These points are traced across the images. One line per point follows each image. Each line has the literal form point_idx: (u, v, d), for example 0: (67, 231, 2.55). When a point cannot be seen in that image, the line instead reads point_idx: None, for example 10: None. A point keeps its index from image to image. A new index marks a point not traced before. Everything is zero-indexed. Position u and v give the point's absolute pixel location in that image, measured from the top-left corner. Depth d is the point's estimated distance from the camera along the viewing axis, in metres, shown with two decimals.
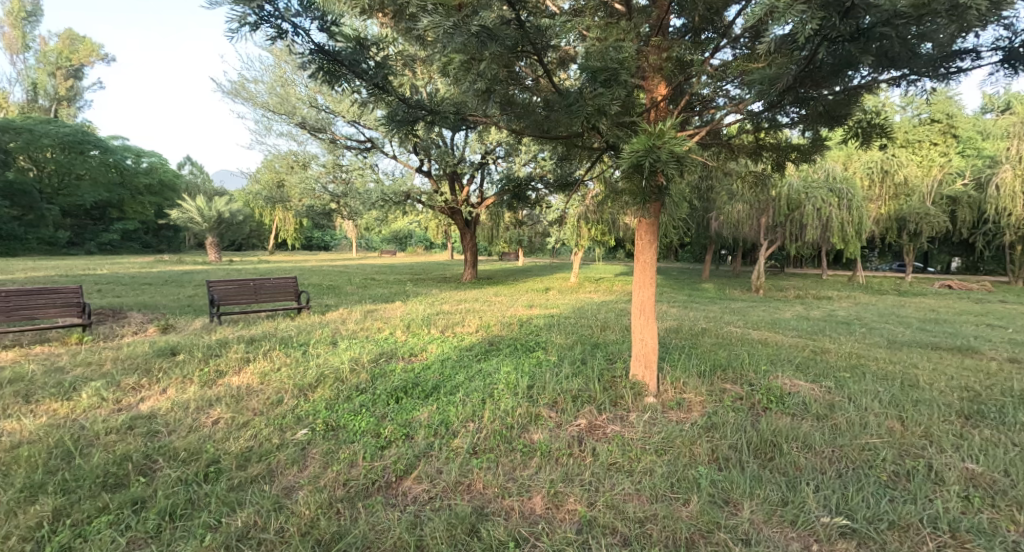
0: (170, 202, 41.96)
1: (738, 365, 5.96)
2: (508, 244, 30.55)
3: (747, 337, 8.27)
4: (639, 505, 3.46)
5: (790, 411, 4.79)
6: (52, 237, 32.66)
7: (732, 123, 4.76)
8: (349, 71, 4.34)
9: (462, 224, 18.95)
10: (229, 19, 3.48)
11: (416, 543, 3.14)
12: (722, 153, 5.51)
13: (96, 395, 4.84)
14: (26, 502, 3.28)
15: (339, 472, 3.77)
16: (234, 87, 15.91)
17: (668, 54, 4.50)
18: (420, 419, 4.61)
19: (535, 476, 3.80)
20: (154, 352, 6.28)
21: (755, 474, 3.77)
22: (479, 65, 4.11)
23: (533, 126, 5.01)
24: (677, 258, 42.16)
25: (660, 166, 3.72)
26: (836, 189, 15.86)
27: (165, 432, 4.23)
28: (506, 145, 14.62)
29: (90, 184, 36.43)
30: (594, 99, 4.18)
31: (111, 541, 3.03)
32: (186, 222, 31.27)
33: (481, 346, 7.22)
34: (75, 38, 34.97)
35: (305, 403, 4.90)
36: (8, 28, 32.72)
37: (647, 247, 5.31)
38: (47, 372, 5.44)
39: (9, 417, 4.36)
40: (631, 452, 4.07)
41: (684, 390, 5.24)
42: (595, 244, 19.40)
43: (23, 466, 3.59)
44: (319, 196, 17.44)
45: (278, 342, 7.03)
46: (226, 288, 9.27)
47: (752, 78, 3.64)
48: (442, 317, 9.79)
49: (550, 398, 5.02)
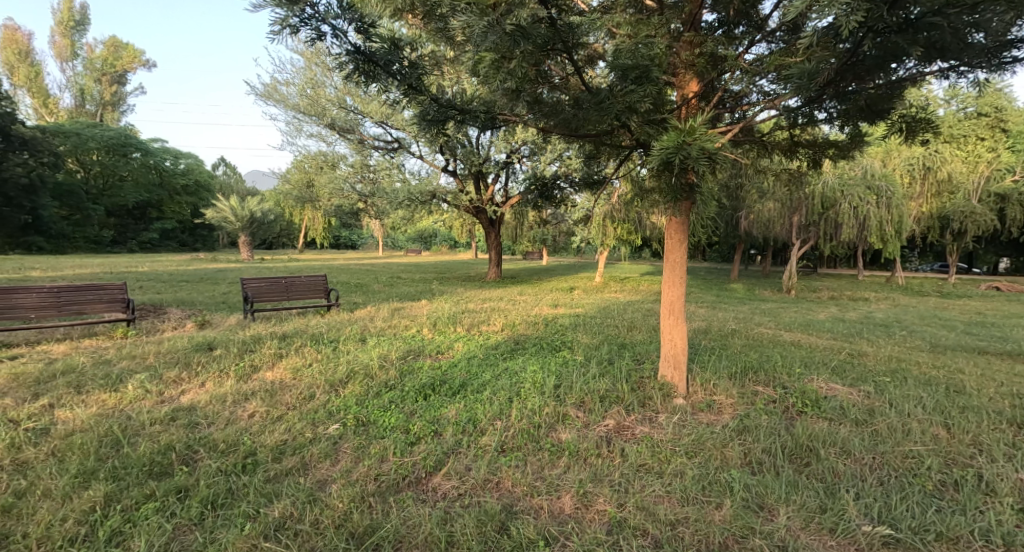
0: (205, 202, 43.22)
1: (770, 367, 5.86)
2: (532, 243, 30.54)
3: (779, 339, 8.07)
4: (670, 507, 3.42)
5: (827, 415, 4.65)
6: (97, 237, 34.06)
7: (766, 120, 4.67)
8: (384, 72, 4.40)
9: (486, 223, 19.01)
10: (272, 22, 3.55)
11: (446, 539, 3.16)
12: (754, 150, 5.38)
13: (141, 387, 5.01)
14: (80, 487, 3.41)
15: (370, 467, 3.82)
16: (267, 89, 16.22)
17: (700, 49, 4.42)
18: (448, 416, 4.65)
19: (563, 476, 3.78)
20: (192, 346, 6.47)
21: (791, 480, 3.68)
22: (510, 63, 4.06)
23: (561, 125, 4.97)
24: (705, 258, 41.54)
25: (691, 163, 3.66)
26: (874, 187, 15.40)
27: (204, 424, 4.35)
28: (533, 145, 14.67)
29: (132, 185, 37.75)
30: (624, 96, 4.18)
31: (158, 527, 3.13)
32: (220, 222, 32.06)
33: (506, 345, 7.20)
34: (119, 45, 36.13)
35: (336, 398, 4.99)
36: (58, 37, 34.02)
37: (677, 247, 5.23)
38: (95, 364, 5.66)
39: (62, 406, 4.54)
40: (661, 454, 4.02)
41: (715, 392, 5.15)
42: (622, 243, 19.22)
43: (76, 453, 3.74)
44: (347, 195, 17.66)
45: (310, 339, 7.17)
46: (260, 285, 9.47)
47: (790, 73, 3.57)
48: (468, 316, 9.83)
49: (577, 398, 4.99)
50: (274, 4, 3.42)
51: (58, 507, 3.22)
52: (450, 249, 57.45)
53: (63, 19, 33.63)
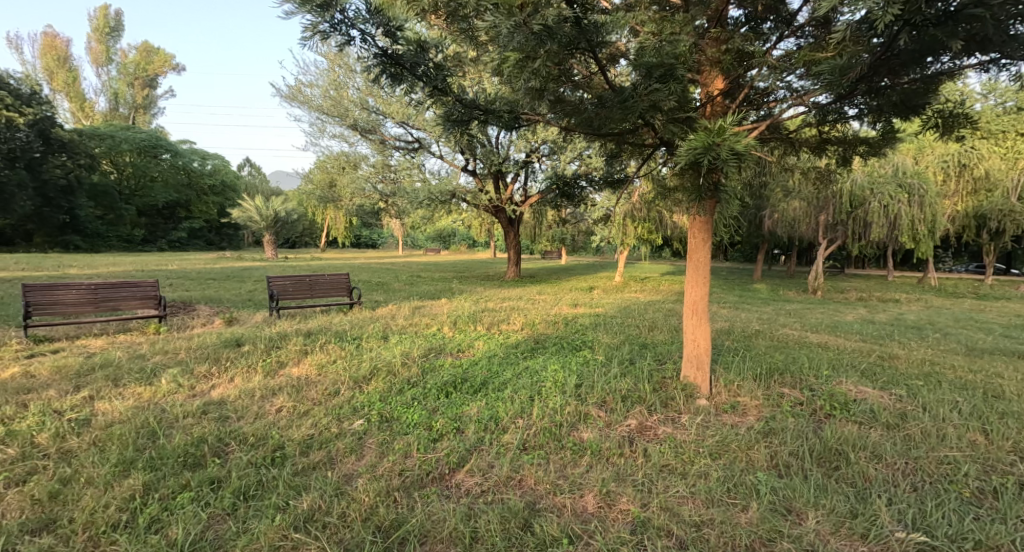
0: (231, 202, 44.13)
1: (797, 369, 5.76)
2: (551, 243, 30.49)
3: (806, 340, 7.93)
4: (695, 508, 3.39)
5: (857, 419, 4.56)
6: (129, 236, 35.12)
7: (794, 117, 4.58)
8: (410, 74, 4.47)
9: (506, 223, 19.01)
10: (303, 28, 3.62)
11: (471, 535, 3.18)
12: (781, 148, 5.30)
13: (174, 381, 5.14)
14: (121, 475, 3.52)
15: (395, 462, 3.86)
16: (292, 91, 16.51)
17: (726, 46, 4.37)
18: (470, 414, 4.69)
19: (586, 475, 3.78)
20: (221, 343, 6.61)
21: (820, 483, 3.63)
22: (534, 63, 4.06)
23: (584, 124, 4.95)
24: (727, 258, 40.97)
25: (720, 164, 3.63)
26: (906, 185, 14.94)
27: (234, 418, 4.45)
28: (553, 144, 14.66)
29: (162, 186, 38.77)
30: (648, 95, 4.13)
31: (194, 515, 3.22)
32: (246, 222, 32.66)
33: (527, 344, 7.18)
34: (151, 50, 36.71)
35: (360, 394, 5.06)
36: (94, 43, 35.00)
37: (700, 247, 5.17)
38: (131, 359, 5.83)
39: (101, 398, 4.69)
40: (685, 454, 4.00)
41: (739, 394, 5.08)
42: (643, 243, 19.05)
43: (116, 443, 3.86)
44: (369, 195, 17.85)
45: (333, 336, 7.27)
46: (284, 284, 9.65)
47: (821, 69, 3.52)
48: (488, 314, 9.87)
49: (599, 398, 4.98)
50: (305, 10, 3.50)
51: (101, 494, 3.33)
52: (469, 247, 57.94)
53: (98, 25, 34.63)
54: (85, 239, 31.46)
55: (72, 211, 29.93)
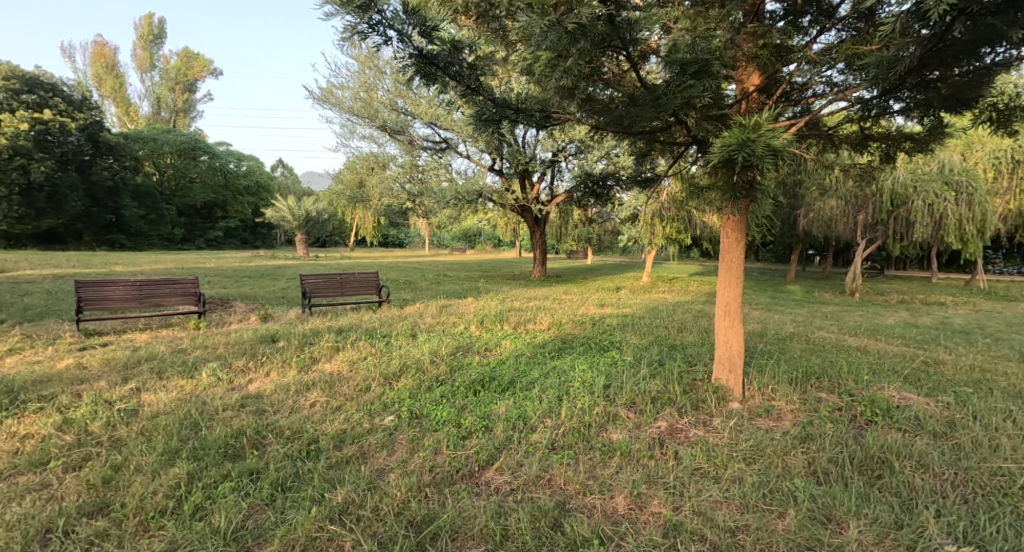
0: (265, 202, 45.25)
1: (835, 373, 5.59)
2: (577, 243, 30.34)
3: (844, 344, 7.70)
4: (729, 514, 3.34)
5: (900, 426, 4.41)
6: (168, 235, 36.24)
7: (834, 112, 4.45)
8: (443, 73, 4.51)
9: (532, 223, 19.00)
10: (342, 30, 3.68)
11: (501, 533, 3.20)
12: (820, 145, 5.16)
13: (214, 375, 5.31)
14: (166, 464, 3.65)
15: (425, 458, 3.91)
16: (324, 93, 16.84)
17: (763, 41, 4.25)
18: (498, 412, 4.71)
19: (616, 476, 3.76)
20: (258, 338, 6.79)
21: (862, 492, 3.52)
22: (566, 62, 4.04)
23: (614, 121, 4.93)
24: (759, 258, 40.10)
25: (755, 161, 3.56)
26: (953, 182, 14.34)
27: (271, 411, 4.57)
28: (581, 142, 14.61)
29: (200, 187, 39.97)
30: (682, 91, 4.07)
31: (235, 504, 3.31)
32: (279, 221, 33.39)
33: (554, 344, 7.16)
34: (191, 55, 37.71)
35: (390, 391, 5.13)
36: (139, 50, 36.24)
37: (733, 246, 5.04)
38: (173, 352, 6.04)
39: (146, 390, 4.87)
40: (718, 458, 3.93)
41: (774, 397, 4.98)
42: (671, 243, 18.80)
43: (161, 433, 4.00)
44: (397, 195, 18.06)
45: (364, 334, 7.38)
46: (317, 281, 9.85)
47: (866, 62, 3.43)
48: (515, 313, 9.88)
49: (628, 399, 4.94)
50: (345, 12, 3.56)
51: (149, 481, 3.45)
52: (495, 247, 58.20)
53: (143, 33, 35.92)
54: (129, 238, 32.71)
55: (118, 211, 31.21)
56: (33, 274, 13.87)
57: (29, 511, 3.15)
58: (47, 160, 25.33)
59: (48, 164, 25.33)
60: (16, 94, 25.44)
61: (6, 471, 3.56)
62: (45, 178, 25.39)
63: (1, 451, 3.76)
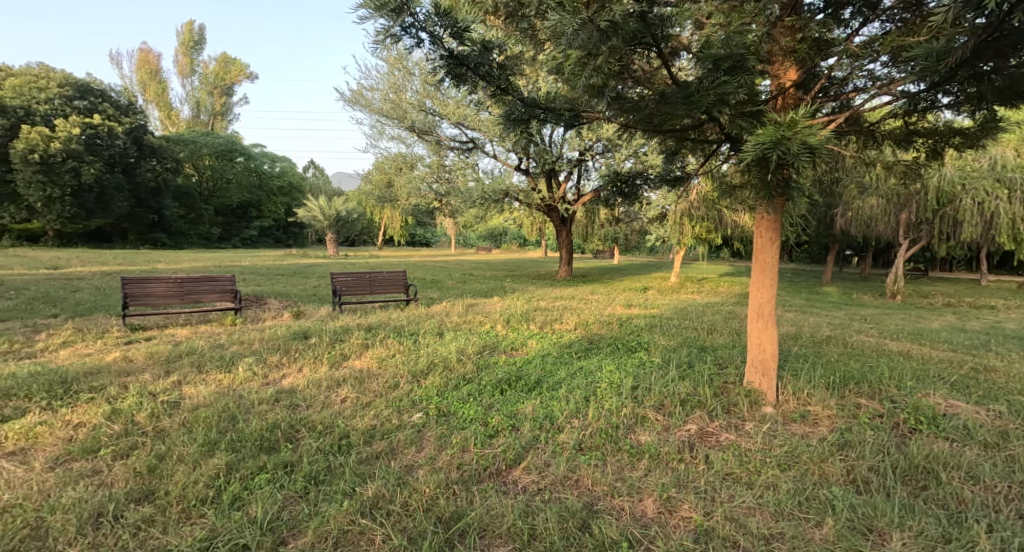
0: (296, 201, 46.22)
1: (875, 379, 5.43)
2: (603, 243, 30.15)
3: (884, 348, 7.47)
4: (763, 521, 3.28)
5: (947, 435, 4.26)
6: (206, 234, 37.33)
7: (877, 107, 4.32)
8: (473, 73, 4.55)
9: (558, 222, 18.95)
10: (377, 33, 3.75)
11: (529, 532, 3.21)
12: (861, 141, 5.01)
13: (249, 369, 5.46)
14: (206, 454, 3.77)
15: (453, 456, 3.95)
16: (353, 96, 17.13)
17: (802, 34, 4.13)
18: (526, 411, 4.72)
19: (644, 479, 3.73)
20: (291, 335, 6.95)
21: (904, 502, 3.43)
22: (596, 61, 4.02)
23: (644, 119, 4.88)
24: (792, 259, 39.21)
25: (790, 159, 3.48)
26: (1005, 179, 13.93)
27: (304, 406, 4.67)
28: (608, 141, 14.52)
29: (237, 187, 41.07)
30: (715, 88, 4.00)
31: (271, 495, 3.40)
32: (310, 221, 34.05)
33: (581, 344, 7.16)
34: (228, 61, 38.80)
35: (418, 388, 5.20)
36: (180, 56, 37.44)
37: (767, 247, 4.94)
38: (212, 347, 6.24)
39: (187, 382, 5.05)
40: (751, 463, 3.86)
41: (809, 402, 4.86)
42: (700, 243, 18.54)
43: (202, 424, 4.14)
44: (424, 195, 18.26)
45: (392, 331, 7.48)
46: (346, 280, 10.02)
47: (914, 53, 3.33)
48: (540, 313, 9.89)
49: (657, 401, 4.89)
50: (379, 15, 3.63)
51: (190, 470, 3.57)
52: (521, 247, 58.30)
53: (184, 40, 37.09)
54: (171, 237, 33.85)
55: (160, 211, 32.39)
56: (82, 271, 14.48)
57: (83, 495, 3.29)
58: (96, 162, 26.37)
59: (98, 166, 26.41)
60: (69, 100, 26.81)
61: (61, 457, 3.73)
62: (95, 180, 26.41)
63: (56, 438, 3.94)
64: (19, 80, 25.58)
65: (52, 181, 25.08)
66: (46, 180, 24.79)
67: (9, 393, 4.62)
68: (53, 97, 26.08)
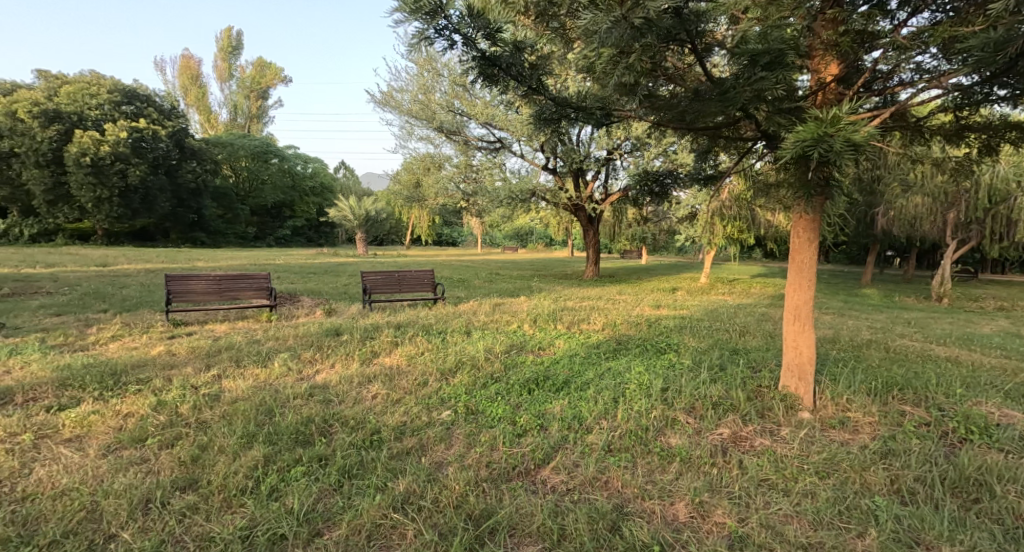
0: (328, 201, 47.07)
1: (918, 385, 5.23)
2: (631, 243, 29.87)
3: (927, 353, 7.20)
4: (801, 529, 3.21)
5: (999, 446, 4.08)
6: (242, 234, 38.33)
7: (926, 101, 4.16)
8: (505, 74, 4.58)
9: (586, 222, 18.85)
10: (411, 37, 3.81)
11: (559, 532, 3.20)
12: (906, 137, 4.84)
13: (285, 365, 5.59)
14: (245, 446, 3.87)
15: (482, 454, 3.96)
16: (384, 97, 17.36)
17: (844, 27, 4.01)
18: (554, 412, 4.70)
19: (675, 482, 3.68)
20: (323, 332, 7.09)
21: (954, 516, 3.30)
22: (629, 59, 3.99)
23: (676, 117, 4.82)
24: (828, 259, 38.17)
25: (833, 156, 3.38)
26: None
27: (336, 401, 4.75)
28: (637, 139, 14.37)
29: (271, 188, 42.04)
30: (752, 84, 3.92)
31: (307, 488, 3.47)
32: (341, 220, 34.64)
33: (609, 345, 7.11)
34: (264, 65, 39.76)
35: (447, 386, 5.23)
36: (219, 61, 38.52)
37: (805, 247, 4.80)
38: (249, 343, 6.40)
39: (226, 376, 5.20)
40: (787, 470, 3.77)
41: (849, 408, 4.72)
42: (732, 243, 18.19)
43: (240, 417, 4.26)
44: (452, 195, 18.38)
45: (421, 330, 7.56)
46: (375, 278, 10.16)
47: (970, 44, 3.20)
48: (568, 313, 9.85)
49: (687, 403, 4.82)
50: (414, 18, 3.68)
51: (230, 461, 3.68)
52: (547, 246, 58.26)
53: (223, 45, 38.18)
54: (209, 237, 34.89)
55: (200, 211, 33.40)
56: (127, 268, 15.03)
57: (132, 482, 3.41)
58: (141, 164, 27.30)
59: (143, 168, 27.34)
60: (118, 106, 27.86)
61: (112, 445, 3.88)
62: (140, 181, 27.36)
63: (108, 427, 4.11)
64: (74, 87, 26.71)
65: (101, 183, 26.01)
66: (96, 182, 25.72)
67: (64, 383, 4.84)
68: (103, 102, 27.16)
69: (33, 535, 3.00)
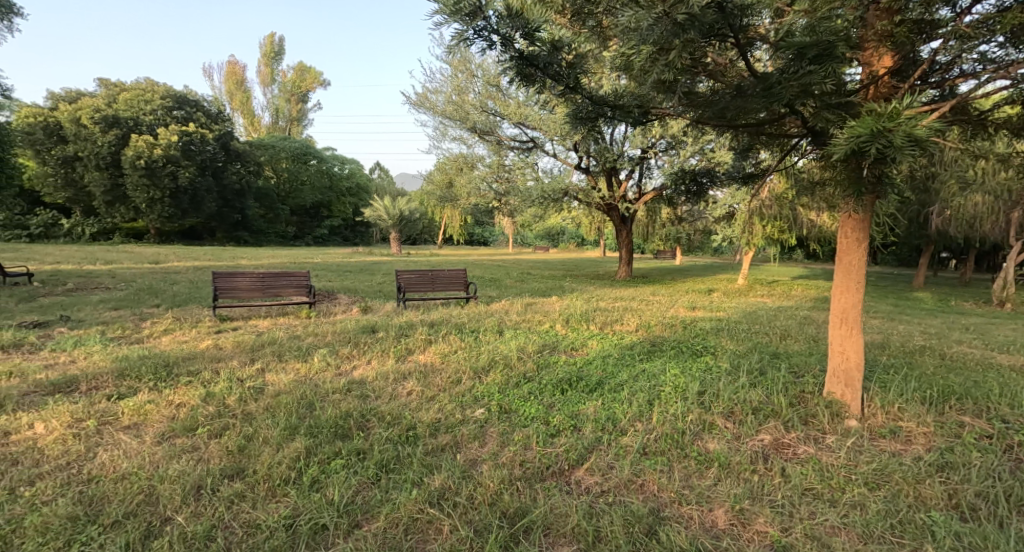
0: (364, 201, 47.90)
1: (976, 394, 4.97)
2: (666, 243, 29.40)
3: (984, 360, 6.84)
4: (849, 541, 3.10)
5: None
6: (282, 233, 39.36)
7: (992, 91, 3.95)
8: (542, 74, 4.56)
9: (619, 221, 18.65)
10: (451, 38, 3.84)
11: (594, 534, 3.16)
12: (966, 131, 4.61)
13: (324, 359, 5.72)
14: (287, 438, 3.96)
15: (516, 453, 3.96)
16: (419, 98, 17.59)
17: (900, 18, 3.85)
18: (588, 413, 4.66)
19: (714, 488, 3.59)
20: (359, 329, 7.21)
21: (1020, 534, 3.12)
22: (669, 55, 3.91)
23: (716, 114, 4.72)
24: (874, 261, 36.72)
25: (892, 152, 3.24)
26: None
27: (374, 397, 4.82)
28: (674, 137, 14.12)
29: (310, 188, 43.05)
30: (799, 78, 3.80)
31: (346, 480, 3.53)
32: (377, 220, 35.19)
33: (643, 346, 7.01)
34: (304, 69, 40.67)
35: (480, 385, 5.24)
36: (262, 67, 39.61)
37: (853, 248, 4.61)
38: (289, 338, 6.57)
39: (269, 370, 5.35)
40: (833, 479, 3.64)
41: (900, 417, 4.53)
42: (772, 244, 17.71)
43: (283, 410, 4.37)
44: (484, 194, 18.44)
45: (453, 328, 7.60)
46: (409, 277, 10.27)
47: None
48: (601, 313, 9.77)
49: (726, 407, 4.70)
50: (455, 19, 3.70)
51: (274, 452, 3.77)
52: (579, 246, 57.97)
53: (266, 51, 39.28)
54: (251, 236, 36.03)
55: (243, 211, 34.49)
56: (177, 266, 15.63)
57: (185, 468, 3.54)
58: (190, 166, 28.34)
59: (192, 170, 28.40)
60: (169, 110, 29.01)
61: (166, 433, 4.03)
62: (189, 182, 28.42)
63: (162, 416, 4.27)
64: (130, 94, 27.97)
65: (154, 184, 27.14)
66: (149, 183, 26.85)
67: (122, 374, 5.06)
68: (156, 107, 28.33)
69: (97, 514, 3.14)
